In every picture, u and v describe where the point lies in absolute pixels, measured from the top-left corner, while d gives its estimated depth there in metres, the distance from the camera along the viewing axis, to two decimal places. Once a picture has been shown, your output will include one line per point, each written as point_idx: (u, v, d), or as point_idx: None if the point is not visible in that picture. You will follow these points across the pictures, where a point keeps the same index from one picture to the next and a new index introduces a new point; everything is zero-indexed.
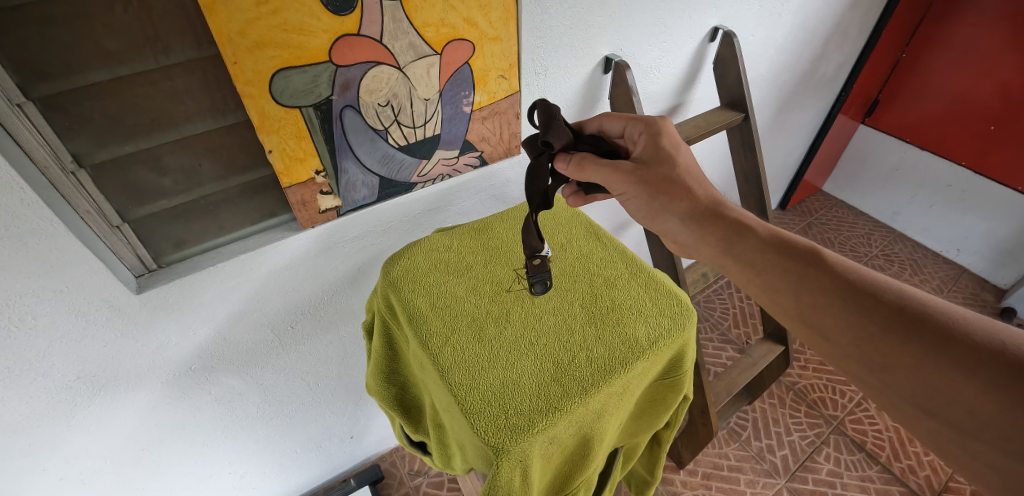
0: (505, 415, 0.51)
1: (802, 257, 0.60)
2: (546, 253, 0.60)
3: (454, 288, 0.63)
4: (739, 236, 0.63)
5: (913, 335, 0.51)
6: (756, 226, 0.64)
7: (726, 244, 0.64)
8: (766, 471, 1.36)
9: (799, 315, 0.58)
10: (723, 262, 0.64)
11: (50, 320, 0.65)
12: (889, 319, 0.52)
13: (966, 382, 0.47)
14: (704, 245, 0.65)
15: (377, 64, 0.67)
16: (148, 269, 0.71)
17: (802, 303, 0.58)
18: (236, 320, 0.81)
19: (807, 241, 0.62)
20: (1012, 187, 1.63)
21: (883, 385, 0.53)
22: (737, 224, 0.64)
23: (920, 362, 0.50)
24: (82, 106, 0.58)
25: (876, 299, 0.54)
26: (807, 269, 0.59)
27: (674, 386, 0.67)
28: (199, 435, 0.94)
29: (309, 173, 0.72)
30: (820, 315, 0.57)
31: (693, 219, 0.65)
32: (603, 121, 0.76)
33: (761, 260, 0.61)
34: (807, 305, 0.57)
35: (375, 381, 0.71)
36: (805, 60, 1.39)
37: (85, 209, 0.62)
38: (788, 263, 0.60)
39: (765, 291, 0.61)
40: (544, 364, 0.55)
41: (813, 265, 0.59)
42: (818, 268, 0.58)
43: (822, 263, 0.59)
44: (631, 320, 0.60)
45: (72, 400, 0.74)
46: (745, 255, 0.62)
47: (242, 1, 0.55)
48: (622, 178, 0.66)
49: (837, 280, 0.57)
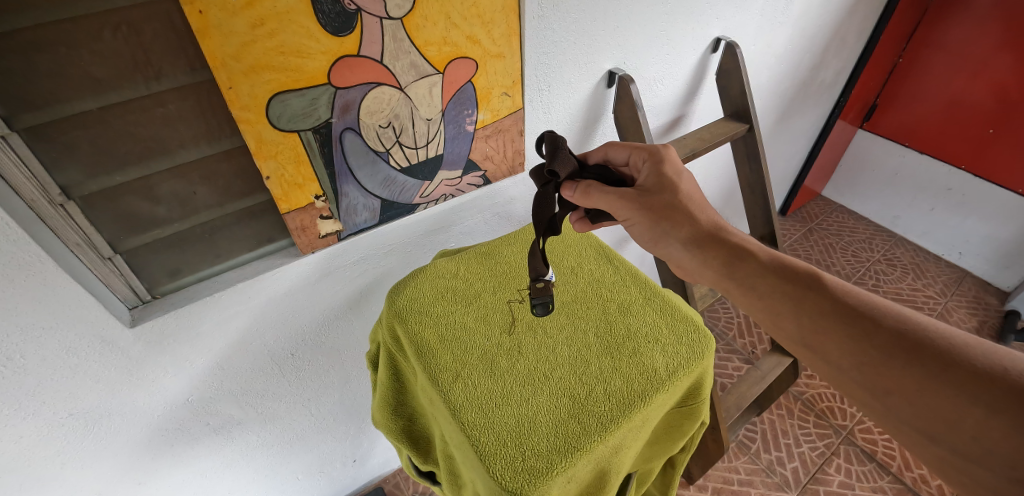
0: (522, 457, 0.48)
1: (802, 279, 0.58)
2: (550, 277, 0.59)
3: (460, 319, 0.61)
4: (739, 259, 0.61)
5: (915, 359, 0.49)
6: (756, 249, 0.62)
7: (728, 267, 0.61)
8: (777, 485, 1.33)
9: (801, 339, 0.56)
10: (726, 286, 0.62)
11: (39, 358, 0.61)
12: (890, 343, 0.50)
13: (969, 407, 0.46)
14: (705, 268, 0.63)
15: (377, 85, 0.64)
16: (142, 301, 0.69)
17: (803, 328, 0.55)
18: (235, 350, 0.79)
19: (807, 265, 0.59)
20: (1012, 190, 1.63)
21: (886, 410, 0.50)
22: (737, 247, 0.62)
23: (924, 388, 0.48)
24: (69, 136, 0.55)
25: (875, 323, 0.52)
26: (807, 290, 0.56)
27: (691, 414, 0.64)
28: (198, 467, 0.91)
29: (308, 198, 0.70)
30: (821, 339, 0.54)
31: (690, 244, 0.63)
32: (607, 151, 0.73)
33: (762, 284, 0.59)
34: (808, 329, 0.55)
35: (382, 414, 0.68)
36: (805, 66, 1.38)
37: (75, 241, 0.60)
38: (788, 287, 0.57)
39: (767, 315, 0.59)
40: (560, 400, 0.53)
41: (813, 286, 0.57)
42: (818, 292, 0.56)
43: (822, 285, 0.56)
44: (647, 350, 0.58)
45: (63, 437, 0.71)
46: (748, 278, 0.60)
47: (237, 24, 0.52)
48: (627, 205, 0.64)
49: (838, 303, 0.54)
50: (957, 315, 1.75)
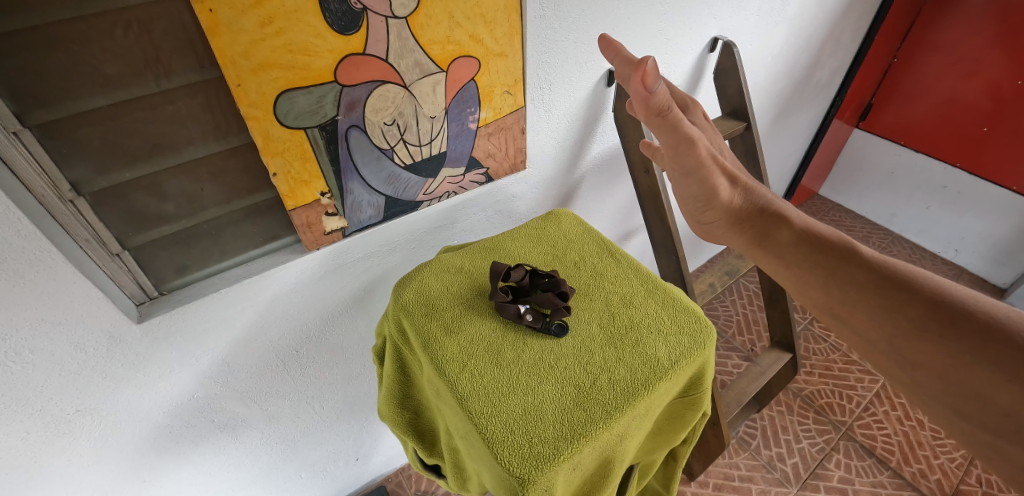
0: (530, 444, 0.50)
1: (835, 251, 0.61)
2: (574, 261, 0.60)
3: (483, 304, 0.63)
4: (772, 228, 0.66)
5: (948, 333, 0.50)
6: (791, 217, 0.66)
7: (759, 236, 0.66)
8: (778, 480, 1.34)
9: (831, 310, 0.59)
10: (754, 254, 0.67)
11: (48, 353, 0.62)
12: (923, 316, 0.52)
13: (1006, 385, 0.46)
14: (738, 237, 0.69)
15: (383, 83, 0.66)
16: (149, 297, 0.69)
17: (832, 297, 0.59)
18: (240, 347, 0.79)
19: (844, 237, 0.62)
20: (1006, 187, 1.65)
21: (914, 383, 0.53)
22: (775, 215, 0.67)
23: (955, 361, 0.49)
24: (80, 133, 0.56)
25: (910, 293, 0.54)
26: (840, 262, 0.59)
27: (693, 404, 0.65)
28: (201, 465, 0.91)
29: (314, 195, 0.71)
30: (849, 308, 0.57)
31: (731, 211, 0.68)
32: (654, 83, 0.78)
33: (792, 253, 0.63)
34: (837, 299, 0.58)
35: (388, 406, 0.70)
36: (801, 66, 1.39)
37: (84, 237, 0.60)
38: (819, 258, 0.61)
39: (794, 283, 0.63)
40: (566, 389, 0.54)
41: (844, 257, 0.60)
42: (851, 263, 0.59)
43: (855, 255, 0.59)
44: (649, 340, 0.59)
45: (70, 433, 0.72)
46: (779, 248, 0.64)
47: (246, 22, 0.53)
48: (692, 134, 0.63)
49: (869, 273, 0.57)
50: None
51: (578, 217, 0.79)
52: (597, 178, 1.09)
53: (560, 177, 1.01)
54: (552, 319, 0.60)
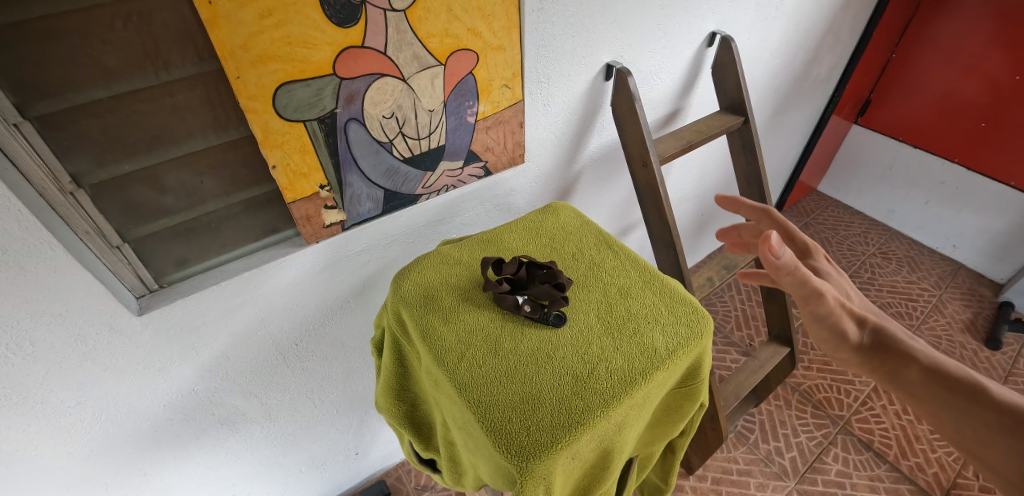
0: (527, 431, 0.50)
1: (972, 391, 0.50)
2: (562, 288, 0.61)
3: (482, 294, 0.63)
4: (897, 361, 0.54)
5: None
6: (919, 351, 0.54)
7: (881, 372, 0.55)
8: (776, 474, 1.35)
9: (967, 450, 0.49)
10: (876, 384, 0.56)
11: (49, 345, 0.63)
12: None
13: None
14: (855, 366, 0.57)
15: (381, 76, 0.66)
16: (150, 290, 0.70)
17: (966, 441, 0.49)
18: (240, 340, 0.80)
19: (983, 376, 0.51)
20: (1004, 182, 1.65)
21: None
22: (902, 352, 0.54)
23: None
24: (81, 125, 0.56)
25: None
26: (979, 404, 0.49)
27: (691, 395, 0.66)
28: (200, 459, 0.92)
29: (314, 187, 0.71)
30: (989, 455, 0.47)
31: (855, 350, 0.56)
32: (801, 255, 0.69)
33: (922, 388, 0.52)
34: (972, 443, 0.48)
35: (386, 399, 0.70)
36: (799, 61, 1.40)
37: (85, 229, 0.61)
38: (955, 399, 0.50)
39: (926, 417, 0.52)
40: (564, 377, 0.54)
41: (976, 399, 0.49)
42: (993, 406, 0.48)
43: (989, 400, 0.49)
44: (647, 330, 0.59)
45: (72, 426, 0.72)
46: (906, 382, 0.53)
47: (246, 14, 0.54)
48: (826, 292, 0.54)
49: (1006, 417, 0.47)
50: (951, 307, 1.76)
51: (576, 209, 0.80)
52: (595, 173, 1.09)
53: (559, 171, 1.01)
54: (549, 309, 0.60)
